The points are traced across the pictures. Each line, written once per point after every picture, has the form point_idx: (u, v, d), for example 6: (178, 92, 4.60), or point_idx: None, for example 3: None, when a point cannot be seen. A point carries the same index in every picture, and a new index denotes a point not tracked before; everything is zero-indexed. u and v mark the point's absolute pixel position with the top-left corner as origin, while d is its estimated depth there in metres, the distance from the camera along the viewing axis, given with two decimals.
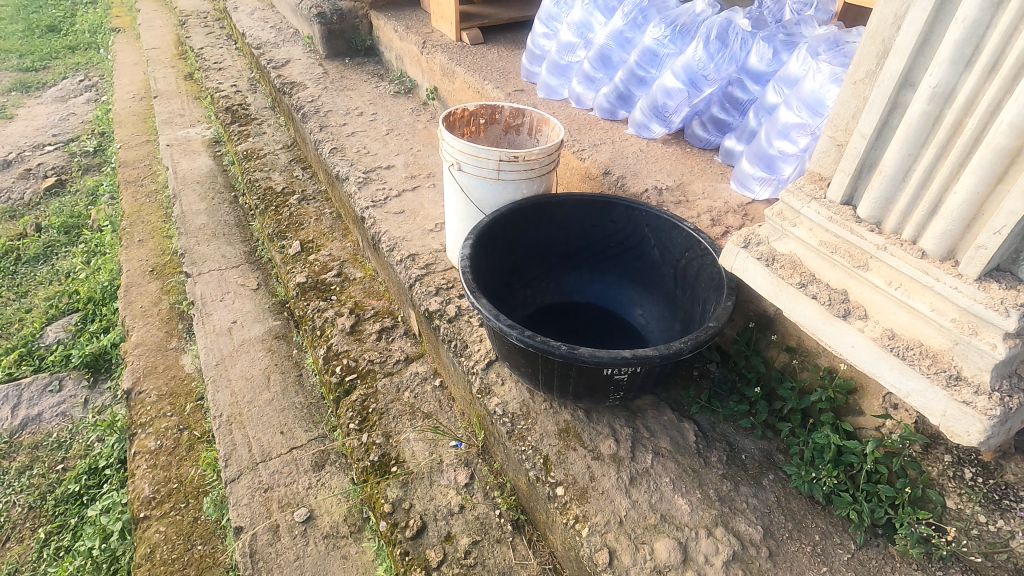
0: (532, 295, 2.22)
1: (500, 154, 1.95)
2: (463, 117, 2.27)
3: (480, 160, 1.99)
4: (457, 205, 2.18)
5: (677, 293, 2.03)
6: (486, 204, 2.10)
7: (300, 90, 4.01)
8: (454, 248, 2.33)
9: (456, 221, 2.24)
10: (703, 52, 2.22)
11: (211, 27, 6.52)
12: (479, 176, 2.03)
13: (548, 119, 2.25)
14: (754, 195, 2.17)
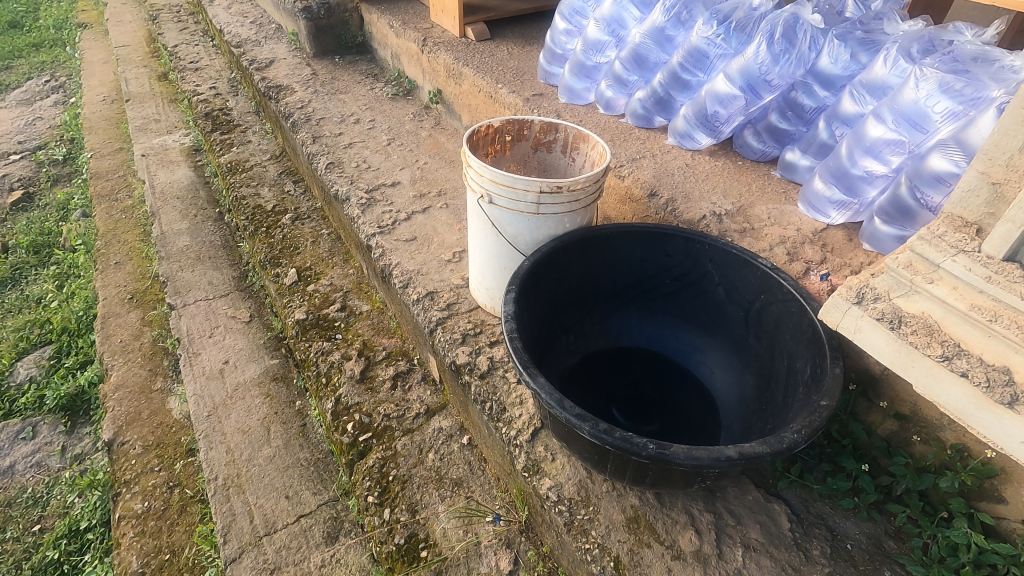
0: (576, 341, 1.89)
1: (541, 184, 1.63)
2: (487, 134, 1.94)
3: (516, 192, 1.66)
4: (486, 239, 1.86)
5: (747, 339, 1.73)
6: (521, 241, 1.78)
7: (288, 94, 3.64)
8: (480, 286, 2.02)
9: (483, 257, 1.92)
10: (766, 55, 1.89)
11: (185, 21, 6.07)
12: (514, 210, 1.71)
13: (587, 135, 1.92)
14: (829, 220, 1.88)
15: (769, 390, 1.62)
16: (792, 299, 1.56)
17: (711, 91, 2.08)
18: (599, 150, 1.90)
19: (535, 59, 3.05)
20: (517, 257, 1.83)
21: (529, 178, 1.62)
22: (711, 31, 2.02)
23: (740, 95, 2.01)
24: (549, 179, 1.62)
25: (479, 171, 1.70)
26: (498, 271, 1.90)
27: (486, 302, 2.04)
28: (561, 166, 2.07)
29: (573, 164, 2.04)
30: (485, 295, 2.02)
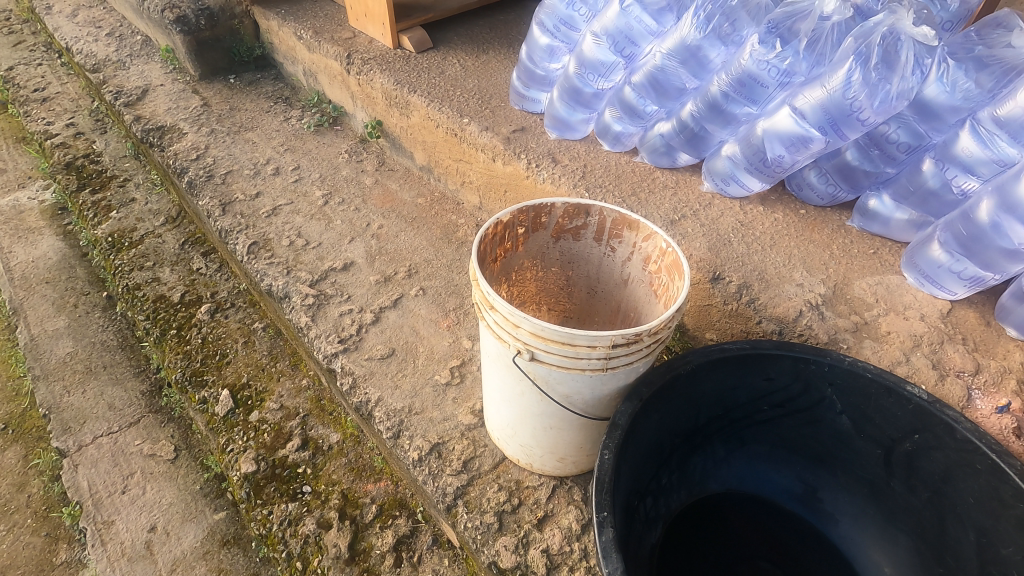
0: (654, 506, 1.38)
1: (615, 335, 1.07)
2: (495, 234, 1.35)
3: (575, 350, 1.09)
4: (520, 394, 1.29)
5: (889, 484, 1.30)
6: (578, 398, 1.23)
7: (176, 138, 2.80)
8: (509, 439, 1.45)
9: (515, 410, 1.35)
10: (862, 88, 1.38)
11: (17, 32, 4.81)
12: (571, 369, 1.14)
13: (634, 219, 1.35)
14: (953, 297, 1.44)
15: (943, 566, 1.22)
16: (972, 449, 1.13)
17: (771, 129, 1.58)
18: (655, 241, 1.35)
19: (498, 75, 2.42)
20: (571, 415, 1.28)
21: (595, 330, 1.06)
22: (773, 52, 1.49)
23: (818, 137, 1.51)
24: (626, 328, 1.07)
25: (513, 319, 1.12)
26: (540, 428, 1.35)
27: (518, 456, 1.48)
28: (594, 256, 1.50)
29: (612, 254, 1.48)
30: (516, 449, 1.47)
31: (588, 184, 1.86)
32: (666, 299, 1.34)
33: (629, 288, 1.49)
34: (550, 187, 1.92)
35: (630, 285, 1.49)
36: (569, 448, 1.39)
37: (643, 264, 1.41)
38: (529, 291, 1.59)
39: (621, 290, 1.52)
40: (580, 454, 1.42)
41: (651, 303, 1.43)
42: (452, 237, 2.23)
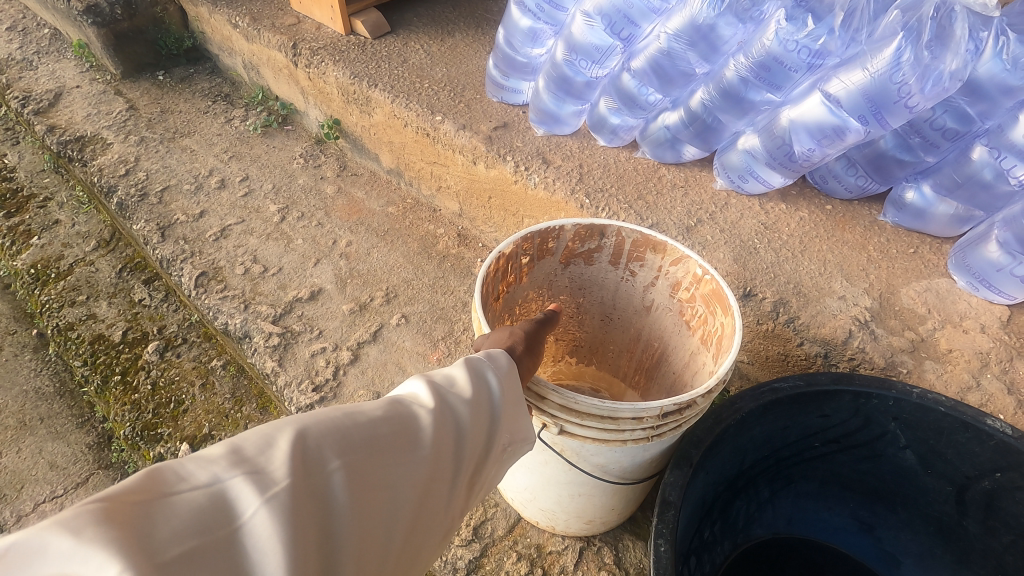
0: (701, 566, 1.19)
1: (665, 404, 0.87)
2: (498, 269, 1.12)
3: (617, 424, 0.89)
4: (543, 462, 1.10)
5: (962, 524, 1.15)
6: (614, 467, 1.04)
7: (100, 150, 2.42)
8: (526, 502, 1.25)
9: (536, 477, 1.16)
10: (912, 70, 1.19)
11: None
12: (610, 442, 0.93)
13: (660, 240, 1.15)
14: (1011, 300, 1.28)
15: None
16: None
17: (800, 119, 1.38)
18: (686, 265, 1.15)
19: (468, 61, 2.14)
20: (605, 484, 1.09)
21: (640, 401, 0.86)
22: (804, 31, 1.28)
23: (855, 127, 1.32)
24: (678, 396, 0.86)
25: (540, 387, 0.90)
26: (564, 495, 1.15)
27: (537, 519, 1.28)
28: (609, 280, 1.31)
29: (631, 278, 1.28)
30: (535, 512, 1.26)
31: (587, 188, 1.63)
32: (703, 333, 1.17)
33: (652, 315, 1.32)
34: (543, 192, 1.68)
35: (653, 312, 1.31)
36: (597, 511, 1.20)
37: (671, 290, 1.22)
38: None
39: (642, 316, 1.35)
40: (609, 515, 1.23)
41: (682, 333, 1.26)
42: (432, 251, 1.98)
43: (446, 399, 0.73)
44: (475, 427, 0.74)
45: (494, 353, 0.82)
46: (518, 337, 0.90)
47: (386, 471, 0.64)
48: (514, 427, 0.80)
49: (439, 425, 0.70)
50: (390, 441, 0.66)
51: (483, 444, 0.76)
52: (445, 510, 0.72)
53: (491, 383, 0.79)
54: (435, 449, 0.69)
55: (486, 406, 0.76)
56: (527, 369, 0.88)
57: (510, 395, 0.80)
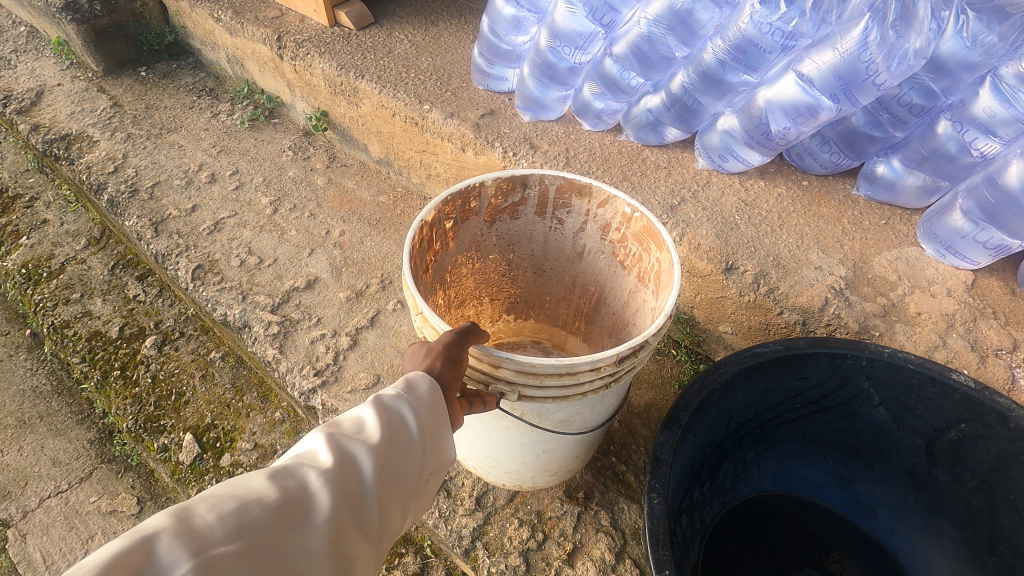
0: (692, 524, 1.26)
1: (619, 350, 0.93)
2: (424, 238, 1.13)
3: (577, 375, 0.93)
4: (504, 429, 1.15)
5: (932, 474, 1.24)
6: (576, 419, 1.11)
7: (86, 147, 2.42)
8: (491, 467, 1.31)
9: (499, 444, 1.20)
10: (879, 49, 1.26)
11: None
12: (572, 397, 0.98)
13: (580, 182, 1.20)
14: (975, 266, 1.37)
15: (996, 555, 1.16)
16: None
17: (775, 99, 1.45)
18: (614, 207, 1.21)
19: (453, 50, 2.17)
20: (567, 436, 1.16)
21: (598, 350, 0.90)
22: (777, 14, 1.33)
23: (827, 105, 1.38)
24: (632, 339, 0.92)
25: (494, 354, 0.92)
26: (529, 455, 1.21)
27: (504, 481, 1.35)
28: (538, 232, 1.35)
29: (558, 227, 1.33)
30: (501, 474, 1.32)
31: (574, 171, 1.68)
32: (638, 269, 1.24)
33: (585, 261, 1.38)
34: None
35: (586, 258, 1.37)
36: (564, 462, 1.27)
37: (601, 233, 1.28)
38: (466, 287, 1.41)
39: (575, 264, 1.41)
40: (577, 464, 1.31)
41: (617, 273, 1.33)
42: None
43: (351, 447, 0.78)
44: (386, 464, 0.80)
45: (414, 381, 0.85)
46: (452, 357, 0.89)
47: (295, 529, 0.70)
48: (428, 452, 0.86)
49: (345, 472, 0.76)
50: (298, 500, 0.72)
51: (396, 477, 0.82)
52: (361, 549, 0.78)
53: (405, 414, 0.83)
54: (342, 498, 0.75)
55: (396, 443, 0.82)
56: (457, 385, 0.90)
57: (428, 423, 0.85)
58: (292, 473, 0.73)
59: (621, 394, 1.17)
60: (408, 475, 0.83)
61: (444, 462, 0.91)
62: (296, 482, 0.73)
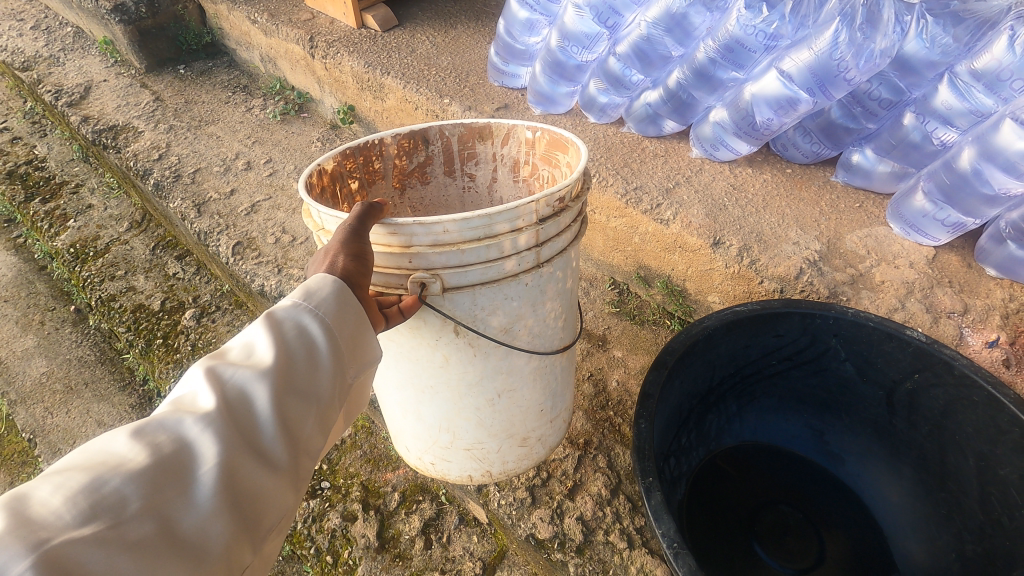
0: (679, 466, 1.43)
1: (539, 207, 0.91)
2: (326, 190, 1.12)
3: (498, 235, 0.90)
4: (444, 361, 1.11)
5: (892, 422, 1.40)
6: (519, 332, 1.10)
7: (132, 137, 2.64)
8: (449, 449, 1.34)
9: (449, 402, 1.21)
10: (848, 48, 1.43)
11: None
12: (502, 278, 0.96)
13: (476, 127, 1.25)
14: (937, 242, 1.53)
15: (944, 491, 1.31)
16: (970, 384, 1.19)
17: (759, 93, 1.62)
18: (514, 139, 1.27)
19: (471, 50, 2.37)
20: (518, 364, 1.17)
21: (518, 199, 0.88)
22: (760, 17, 1.51)
23: (805, 98, 1.56)
24: (550, 192, 0.91)
25: (404, 222, 0.86)
26: (484, 407, 1.23)
27: (469, 471, 1.40)
28: (452, 193, 1.41)
29: (472, 181, 1.39)
30: (462, 456, 1.35)
31: None
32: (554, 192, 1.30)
33: None
34: None
35: None
36: (521, 419, 1.32)
37: (512, 173, 1.34)
38: None
39: None
40: (542, 429, 1.38)
41: None
42: None
43: (235, 379, 0.73)
44: (287, 384, 0.75)
45: (303, 290, 0.80)
46: (359, 252, 0.83)
47: (182, 478, 0.64)
48: (339, 363, 0.82)
49: (232, 406, 0.71)
50: (176, 450, 0.65)
51: (305, 397, 0.78)
52: (277, 483, 0.74)
53: (300, 327, 0.79)
54: (233, 431, 0.69)
55: (291, 371, 0.77)
56: (368, 284, 0.85)
57: (335, 330, 0.81)
58: (164, 427, 0.67)
59: (563, 306, 1.15)
60: (318, 394, 0.80)
61: (363, 370, 0.88)
62: (169, 433, 0.66)
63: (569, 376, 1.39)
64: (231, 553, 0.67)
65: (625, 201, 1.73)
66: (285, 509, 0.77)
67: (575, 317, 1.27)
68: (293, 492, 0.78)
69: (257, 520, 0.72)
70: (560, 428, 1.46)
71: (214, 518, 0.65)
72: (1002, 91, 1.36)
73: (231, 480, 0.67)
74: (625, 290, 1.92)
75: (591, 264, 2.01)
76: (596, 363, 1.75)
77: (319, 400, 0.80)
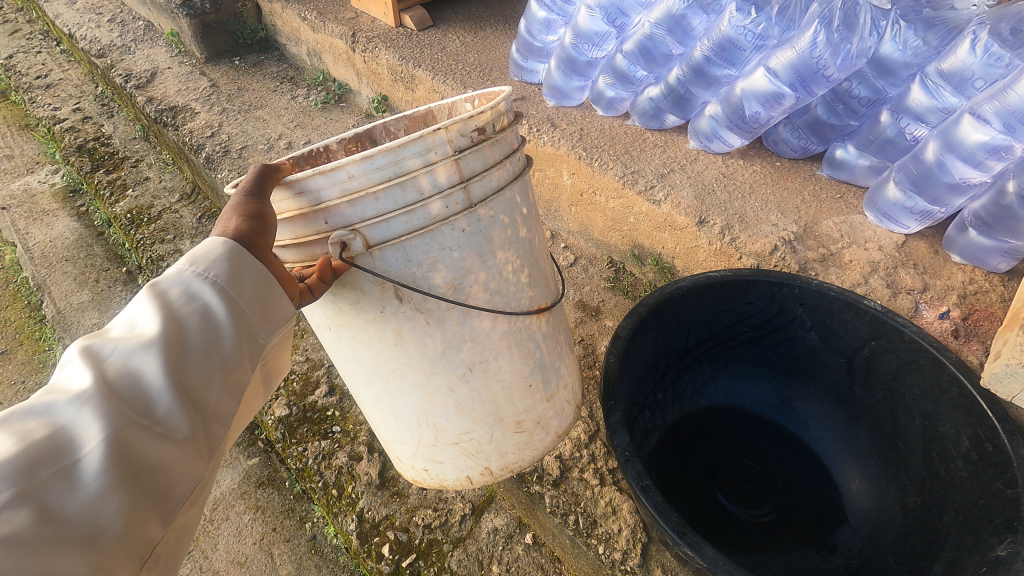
0: (653, 418, 1.57)
1: (449, 138, 0.92)
2: None
3: (411, 172, 0.91)
4: (396, 335, 1.09)
5: (852, 388, 1.51)
6: (473, 290, 1.08)
7: (189, 117, 2.93)
8: (435, 446, 1.31)
9: (418, 387, 1.18)
10: (826, 48, 1.58)
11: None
12: (427, 225, 0.96)
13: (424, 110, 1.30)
14: (907, 230, 1.66)
15: (895, 451, 1.42)
16: (917, 347, 1.26)
17: (748, 89, 1.78)
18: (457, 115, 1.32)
19: (496, 49, 2.59)
20: (484, 330, 1.14)
21: (424, 130, 0.90)
22: (749, 18, 1.68)
23: (788, 93, 1.71)
24: (460, 119, 0.93)
25: (307, 177, 0.89)
26: (458, 386, 1.19)
27: (465, 470, 1.36)
28: None
29: None
30: (453, 453, 1.32)
31: (585, 145, 2.03)
32: None
33: None
34: (550, 148, 2.08)
35: None
36: (505, 399, 1.27)
37: None
38: None
39: None
40: (535, 410, 1.34)
41: None
42: None
43: (120, 357, 0.75)
44: (178, 354, 0.78)
45: (191, 256, 0.82)
46: (257, 212, 0.85)
47: (61, 460, 0.69)
48: (243, 327, 0.84)
49: (115, 383, 0.74)
50: (49, 437, 0.70)
51: (203, 365, 0.80)
52: (174, 457, 0.78)
53: (191, 293, 0.81)
54: (113, 411, 0.72)
55: (184, 343, 0.78)
56: (269, 243, 0.86)
57: (231, 293, 0.82)
58: (36, 414, 0.70)
59: (520, 258, 1.14)
60: (219, 362, 0.83)
61: (278, 330, 0.90)
62: (42, 420, 0.70)
63: (553, 346, 1.33)
64: (130, 526, 0.73)
65: (622, 182, 1.90)
66: (194, 478, 0.82)
67: (542, 278, 1.24)
68: (199, 461, 0.82)
69: (159, 492, 0.77)
70: (559, 412, 1.41)
71: (99, 497, 0.70)
72: (968, 91, 1.49)
73: (117, 459, 0.71)
74: (621, 268, 2.08)
75: (592, 244, 2.17)
76: (588, 329, 1.91)
77: (222, 367, 0.83)
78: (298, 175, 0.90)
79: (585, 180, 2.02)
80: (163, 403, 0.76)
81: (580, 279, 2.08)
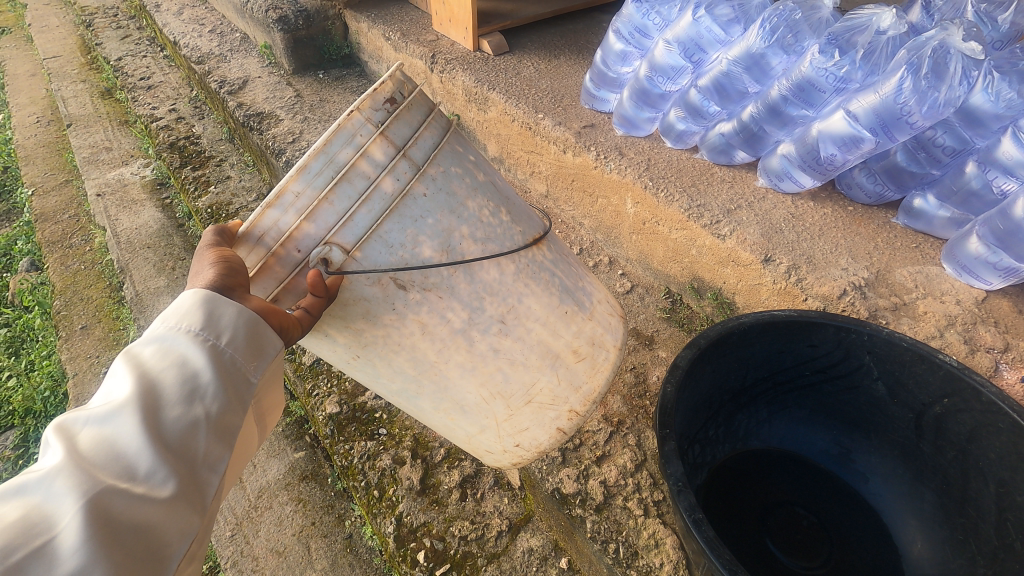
0: (703, 454, 1.54)
1: (358, 117, 0.97)
2: None
3: (348, 162, 0.97)
4: (415, 323, 1.12)
5: (919, 445, 1.44)
6: (461, 250, 1.10)
7: (274, 123, 3.12)
8: (515, 413, 1.32)
9: (468, 364, 1.20)
10: (912, 94, 1.56)
11: (110, 13, 5.19)
12: (384, 205, 1.01)
13: None
14: (988, 286, 1.59)
15: (964, 516, 1.34)
16: (996, 410, 1.19)
17: (825, 130, 1.77)
18: None
19: (569, 77, 2.65)
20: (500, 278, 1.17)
21: (341, 121, 0.97)
22: (832, 61, 1.70)
23: (869, 137, 1.68)
24: (363, 98, 0.98)
25: (261, 217, 0.98)
26: (501, 342, 1.20)
27: (552, 422, 1.38)
28: None
29: None
30: (530, 412, 1.33)
31: (652, 175, 2.05)
32: None
33: None
34: (617, 176, 2.11)
35: None
36: (550, 336, 1.26)
37: None
38: None
39: None
40: (585, 331, 1.32)
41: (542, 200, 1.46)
42: None
43: (100, 426, 0.81)
44: (155, 408, 0.84)
45: (164, 317, 0.90)
46: (223, 257, 0.94)
47: (36, 538, 0.72)
48: (225, 373, 0.91)
49: (94, 451, 0.79)
50: (30, 515, 0.73)
51: (183, 416, 0.86)
52: (160, 515, 0.81)
53: (165, 349, 0.88)
54: (90, 477, 0.76)
55: (162, 399, 0.85)
56: (243, 281, 0.94)
57: (208, 340, 0.89)
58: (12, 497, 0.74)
59: (490, 200, 1.15)
60: (201, 413, 0.88)
61: (263, 368, 0.97)
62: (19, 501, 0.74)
63: (569, 269, 1.33)
64: None
65: (688, 215, 1.90)
66: (187, 534, 0.85)
67: (523, 212, 1.25)
68: (190, 515, 0.85)
69: (148, 552, 0.80)
70: (607, 326, 1.38)
71: (83, 566, 0.72)
72: None
73: (98, 522, 0.75)
74: (678, 300, 2.07)
75: (650, 273, 2.18)
76: (640, 358, 1.90)
77: (205, 416, 0.89)
78: (249, 222, 0.98)
79: (649, 210, 2.03)
80: (144, 463, 0.81)
81: (636, 307, 2.08)
